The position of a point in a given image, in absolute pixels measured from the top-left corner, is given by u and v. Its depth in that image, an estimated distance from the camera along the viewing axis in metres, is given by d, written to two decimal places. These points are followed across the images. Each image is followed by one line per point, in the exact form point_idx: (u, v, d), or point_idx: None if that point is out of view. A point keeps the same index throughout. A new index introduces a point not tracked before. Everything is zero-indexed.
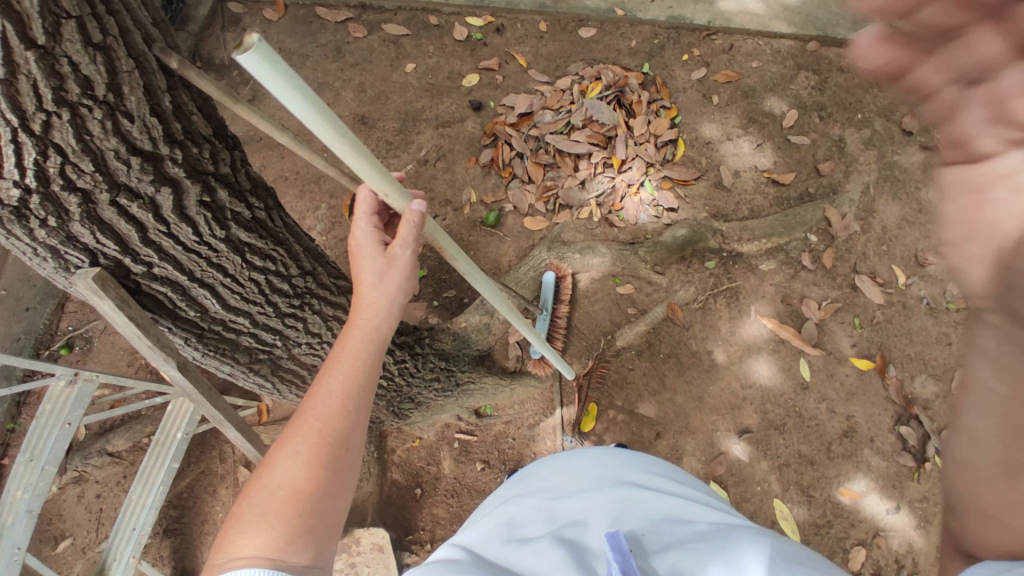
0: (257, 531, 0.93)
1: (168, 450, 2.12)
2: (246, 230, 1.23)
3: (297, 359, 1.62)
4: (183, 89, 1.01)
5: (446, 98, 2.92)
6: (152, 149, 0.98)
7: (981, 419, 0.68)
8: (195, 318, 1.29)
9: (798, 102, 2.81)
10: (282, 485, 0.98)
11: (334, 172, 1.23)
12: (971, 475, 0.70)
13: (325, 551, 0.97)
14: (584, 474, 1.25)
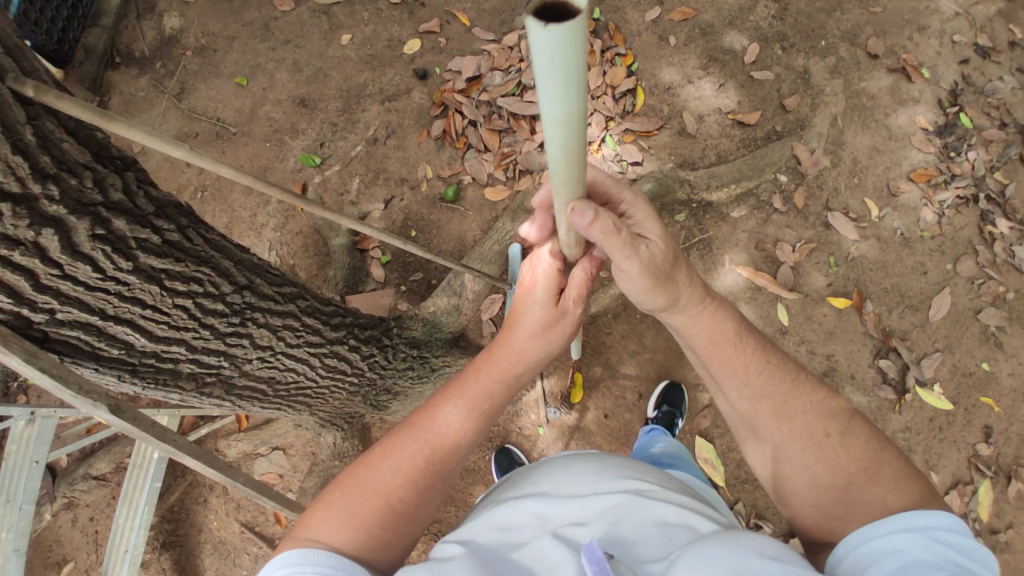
0: (336, 527, 1.09)
1: (147, 471, 2.05)
2: (159, 256, 1.14)
3: (250, 374, 1.56)
4: (48, 115, 0.89)
5: (388, 69, 2.74)
6: (21, 189, 0.87)
7: (745, 419, 1.23)
8: (121, 355, 1.23)
9: (758, 34, 2.66)
10: (376, 492, 1.15)
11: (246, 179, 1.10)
12: (760, 453, 1.23)
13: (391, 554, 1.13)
14: (579, 480, 1.17)
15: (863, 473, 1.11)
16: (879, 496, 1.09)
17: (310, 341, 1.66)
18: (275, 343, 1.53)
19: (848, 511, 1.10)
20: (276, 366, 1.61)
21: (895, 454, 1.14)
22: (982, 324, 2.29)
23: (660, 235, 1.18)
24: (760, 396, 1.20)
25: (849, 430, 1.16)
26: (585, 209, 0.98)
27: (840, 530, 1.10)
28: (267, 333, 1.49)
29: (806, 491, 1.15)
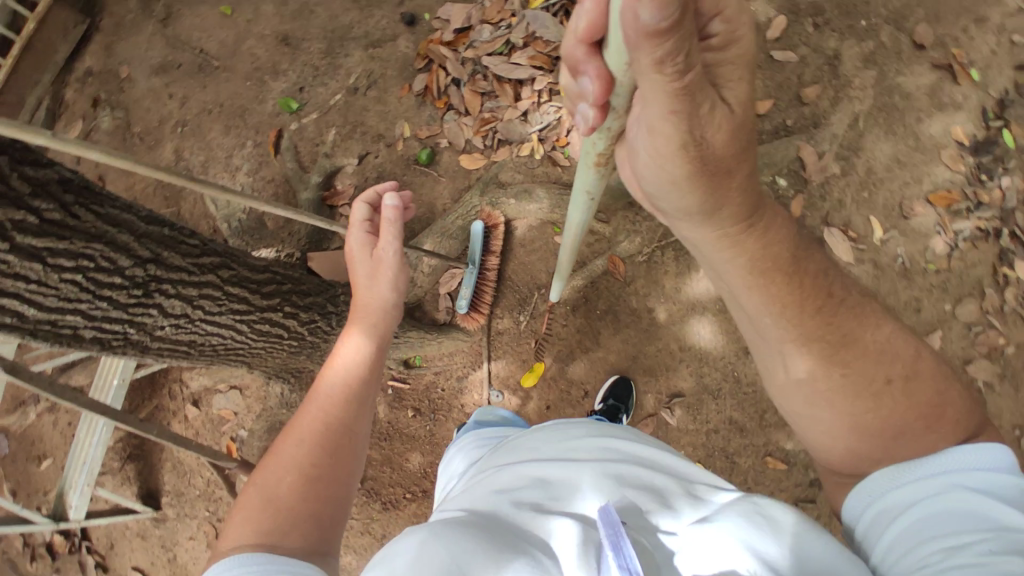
0: (258, 519, 1.03)
1: (107, 394, 2.21)
2: (39, 236, 1.17)
3: (164, 339, 1.62)
4: None
5: (377, 11, 2.56)
6: None
7: (781, 354, 1.10)
8: (12, 323, 1.27)
9: (790, 5, 2.33)
10: (288, 469, 1.12)
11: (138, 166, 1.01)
12: (789, 394, 1.11)
13: (329, 536, 1.07)
14: (575, 444, 1.08)
15: (921, 421, 1.02)
16: (933, 445, 1.00)
17: (235, 309, 1.70)
18: (189, 312, 1.58)
19: (889, 454, 1.01)
20: (194, 331, 1.66)
21: (958, 397, 1.06)
22: (970, 376, 2.09)
23: (745, 105, 0.95)
24: (809, 334, 1.06)
25: (914, 372, 1.06)
26: (670, 7, 0.71)
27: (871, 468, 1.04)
28: (179, 302, 1.53)
29: (842, 431, 1.06)
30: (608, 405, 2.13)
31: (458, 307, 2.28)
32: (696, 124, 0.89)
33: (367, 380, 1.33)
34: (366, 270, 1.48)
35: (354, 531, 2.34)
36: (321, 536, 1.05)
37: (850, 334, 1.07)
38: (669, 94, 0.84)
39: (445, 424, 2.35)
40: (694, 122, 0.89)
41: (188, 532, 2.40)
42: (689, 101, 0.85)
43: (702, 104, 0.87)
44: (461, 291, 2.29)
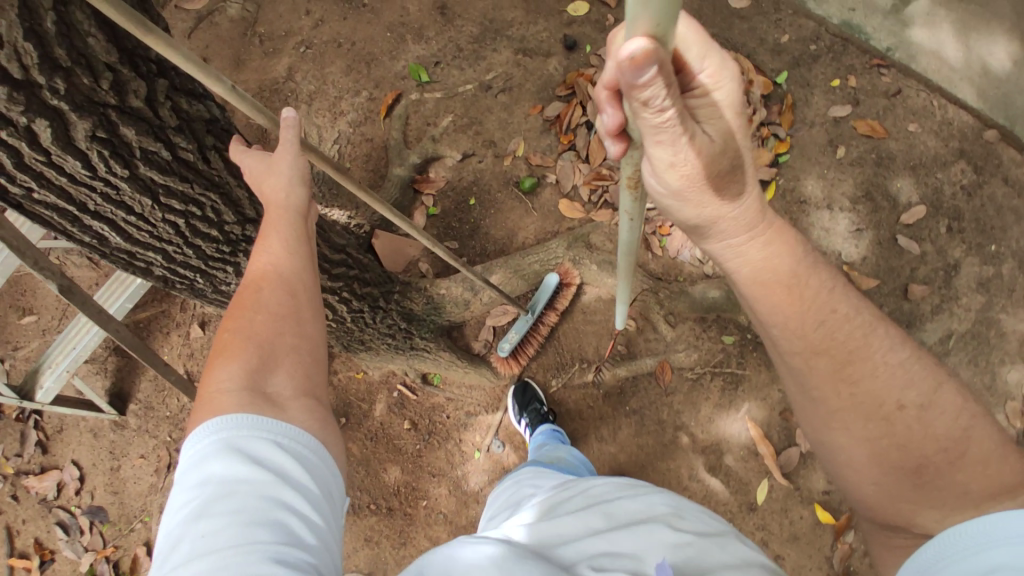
0: (238, 368, 0.94)
1: (125, 291, 2.03)
2: (163, 172, 1.05)
3: (222, 293, 1.50)
4: (82, 4, 0.79)
5: (542, 20, 2.44)
6: (24, 76, 0.78)
7: (792, 374, 1.04)
8: (91, 242, 1.15)
9: (934, 199, 2.25)
10: (260, 313, 0.99)
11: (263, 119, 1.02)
12: (808, 418, 1.04)
13: (315, 381, 1.00)
14: (648, 509, 1.01)
15: (944, 456, 0.92)
16: (960, 483, 0.90)
17: None
18: None
19: (922, 497, 0.91)
20: None
21: (985, 427, 0.94)
22: None
23: (728, 126, 0.93)
24: (819, 351, 0.98)
25: (933, 400, 0.95)
26: (646, 66, 0.70)
27: (905, 512, 0.93)
28: None
29: (865, 471, 0.97)
30: None
31: (500, 349, 2.21)
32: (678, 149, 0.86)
33: (309, 244, 1.09)
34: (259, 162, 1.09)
35: None
36: (310, 381, 0.99)
37: (851, 355, 0.98)
38: (651, 128, 0.81)
39: (435, 450, 2.28)
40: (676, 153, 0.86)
41: (140, 449, 2.33)
42: (670, 137, 0.82)
43: (685, 135, 0.83)
44: (508, 334, 2.22)
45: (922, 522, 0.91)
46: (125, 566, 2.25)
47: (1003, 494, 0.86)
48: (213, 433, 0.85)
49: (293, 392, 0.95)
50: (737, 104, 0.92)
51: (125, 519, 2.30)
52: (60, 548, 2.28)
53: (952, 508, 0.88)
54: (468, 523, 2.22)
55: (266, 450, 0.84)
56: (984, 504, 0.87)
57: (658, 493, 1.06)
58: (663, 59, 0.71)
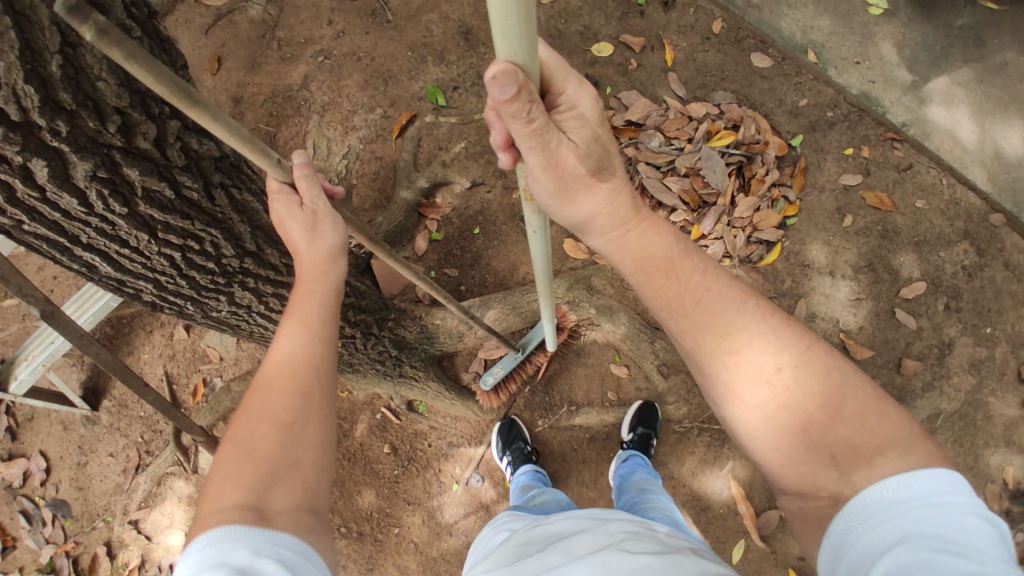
0: (233, 481, 0.87)
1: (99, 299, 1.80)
2: (163, 210, 1.02)
3: (211, 319, 1.46)
4: (94, 47, 0.77)
5: (564, 55, 2.42)
6: (23, 118, 0.74)
7: (687, 354, 1.08)
8: (80, 270, 1.11)
9: (934, 275, 2.25)
10: (263, 417, 0.93)
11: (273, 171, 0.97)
12: (711, 397, 1.07)
13: (315, 493, 0.91)
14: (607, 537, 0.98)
15: (823, 412, 0.94)
16: (844, 436, 0.91)
17: None
18: (254, 305, 1.44)
19: (813, 455, 0.92)
20: (246, 319, 1.52)
21: (858, 379, 0.97)
22: None
23: (595, 130, 0.93)
24: (701, 325, 1.04)
25: (803, 360, 0.99)
26: (508, 85, 0.72)
27: (806, 475, 0.92)
28: (251, 296, 1.40)
29: (759, 433, 0.98)
30: (641, 435, 2.13)
31: (483, 381, 2.19)
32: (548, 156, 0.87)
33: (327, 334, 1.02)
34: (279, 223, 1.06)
35: None
36: (311, 493, 0.91)
37: (728, 326, 1.03)
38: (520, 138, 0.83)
39: (412, 478, 2.25)
40: (547, 157, 0.89)
41: (110, 447, 2.26)
42: (538, 143, 0.84)
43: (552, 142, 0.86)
44: (493, 368, 2.20)
45: (821, 482, 0.90)
46: (83, 564, 2.19)
47: (888, 448, 0.88)
48: (204, 550, 0.79)
49: (288, 504, 0.87)
50: (597, 113, 0.93)
51: (88, 516, 2.23)
52: (23, 535, 2.23)
53: (848, 468, 0.89)
54: (439, 555, 2.19)
55: (248, 561, 0.78)
56: (873, 459, 0.88)
57: (615, 523, 1.04)
58: (524, 81, 0.74)
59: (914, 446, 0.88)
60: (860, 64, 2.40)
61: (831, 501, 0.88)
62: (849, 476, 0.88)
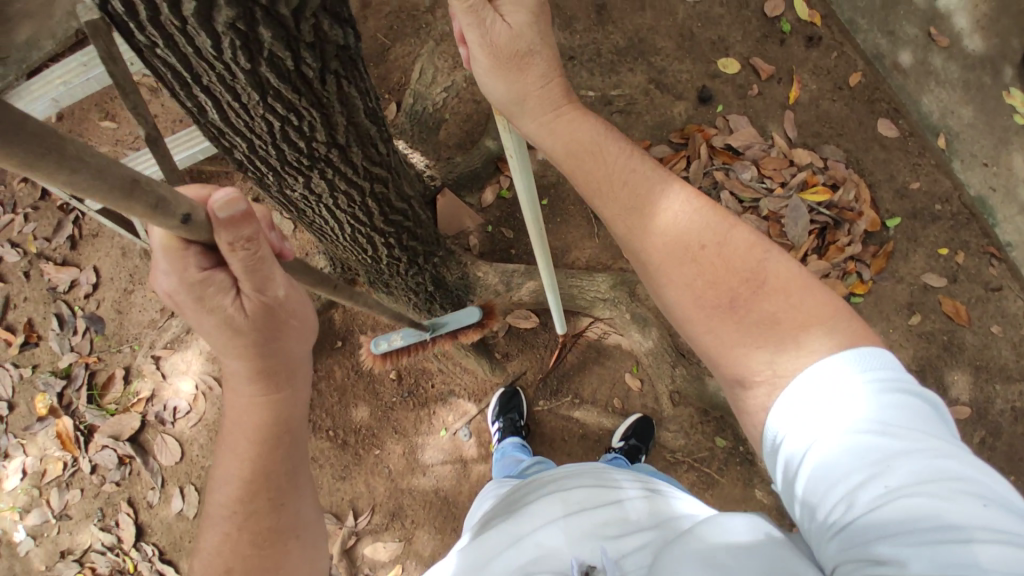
0: None
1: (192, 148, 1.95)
2: (279, 78, 1.07)
3: (283, 195, 1.53)
4: None
5: (689, 59, 2.35)
6: None
7: (631, 251, 1.11)
8: (191, 108, 1.18)
9: (981, 405, 2.14)
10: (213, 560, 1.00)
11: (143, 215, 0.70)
12: (653, 291, 1.10)
13: None
14: (570, 498, 1.11)
15: (746, 288, 0.99)
16: (767, 309, 0.97)
17: (355, 216, 1.64)
18: (324, 196, 1.49)
19: (742, 330, 0.98)
20: (313, 207, 1.58)
21: (779, 257, 1.02)
22: None
23: (530, 17, 1.04)
24: (639, 204, 1.08)
25: (727, 239, 1.04)
26: None
27: (739, 358, 0.97)
28: (325, 186, 1.45)
29: (694, 318, 1.02)
30: (631, 445, 2.14)
31: (374, 347, 1.95)
32: (486, 33, 1.02)
33: (273, 481, 1.00)
34: (187, 300, 0.87)
35: None
36: None
37: (658, 206, 1.07)
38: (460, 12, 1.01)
39: (407, 410, 2.33)
40: (483, 33, 1.03)
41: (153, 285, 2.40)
42: (476, 18, 1.01)
43: (490, 18, 1.02)
44: (392, 337, 1.97)
45: (753, 364, 0.95)
46: (98, 380, 2.36)
47: (809, 322, 0.94)
48: None
49: None
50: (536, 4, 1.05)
51: (116, 339, 2.39)
52: (48, 337, 2.41)
53: (781, 349, 0.93)
54: (407, 489, 2.28)
55: None
56: (799, 338, 0.93)
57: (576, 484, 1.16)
58: None
59: (845, 322, 0.94)
60: (987, 166, 2.25)
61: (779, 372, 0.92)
62: (779, 356, 0.93)
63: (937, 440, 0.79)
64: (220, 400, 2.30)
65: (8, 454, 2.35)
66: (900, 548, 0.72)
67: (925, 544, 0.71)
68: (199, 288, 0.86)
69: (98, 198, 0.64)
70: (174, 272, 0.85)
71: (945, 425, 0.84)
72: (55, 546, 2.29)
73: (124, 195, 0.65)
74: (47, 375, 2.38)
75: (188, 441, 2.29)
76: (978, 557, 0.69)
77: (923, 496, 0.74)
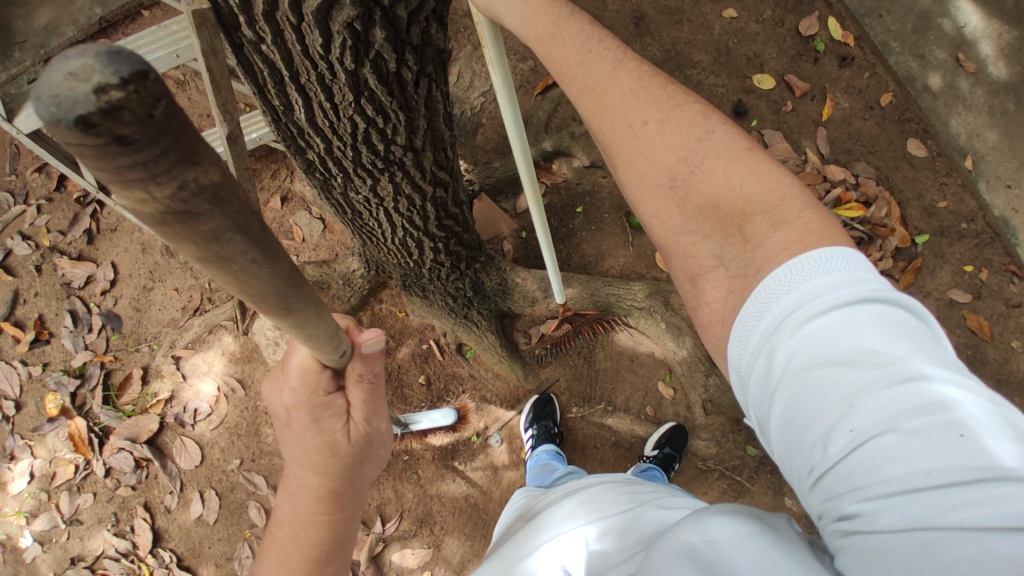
0: None
1: None
2: (378, 79, 1.08)
3: (344, 198, 1.50)
4: None
5: (725, 74, 2.38)
6: None
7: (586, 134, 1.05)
8: (276, 108, 1.17)
9: None
10: None
11: (320, 350, 0.88)
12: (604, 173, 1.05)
13: None
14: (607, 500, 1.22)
15: (689, 168, 0.93)
16: (712, 190, 0.91)
17: (410, 221, 1.61)
18: (387, 200, 1.47)
19: (687, 216, 0.93)
20: (372, 211, 1.55)
21: (725, 135, 0.93)
22: None
23: None
24: (583, 88, 1.00)
25: (671, 116, 0.96)
26: None
27: (687, 248, 0.93)
28: (391, 191, 1.43)
29: (641, 203, 0.98)
30: (667, 452, 2.14)
31: None
32: None
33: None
34: (306, 416, 1.01)
35: None
36: None
37: (604, 86, 0.98)
38: None
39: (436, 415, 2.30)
40: None
41: (176, 283, 2.33)
42: None
43: None
44: None
45: (700, 254, 0.92)
46: (114, 380, 2.27)
47: (756, 203, 0.88)
48: None
49: None
50: None
51: (134, 338, 2.31)
52: (63, 335, 2.32)
53: (726, 239, 0.89)
54: (436, 495, 2.24)
55: None
56: (744, 228, 0.88)
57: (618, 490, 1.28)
58: None
59: (796, 214, 0.86)
60: (1011, 188, 2.32)
61: (740, 273, 0.86)
62: (727, 248, 0.89)
63: (913, 364, 0.69)
64: (243, 402, 2.22)
65: (15, 456, 2.25)
66: (871, 501, 0.65)
67: (900, 492, 0.63)
68: (319, 408, 1.00)
69: (312, 339, 0.82)
70: (305, 389, 0.99)
71: (927, 337, 0.74)
72: (65, 552, 2.18)
73: (328, 340, 0.84)
74: (60, 375, 2.28)
75: (208, 446, 2.20)
76: (958, 505, 0.61)
77: (899, 436, 0.65)
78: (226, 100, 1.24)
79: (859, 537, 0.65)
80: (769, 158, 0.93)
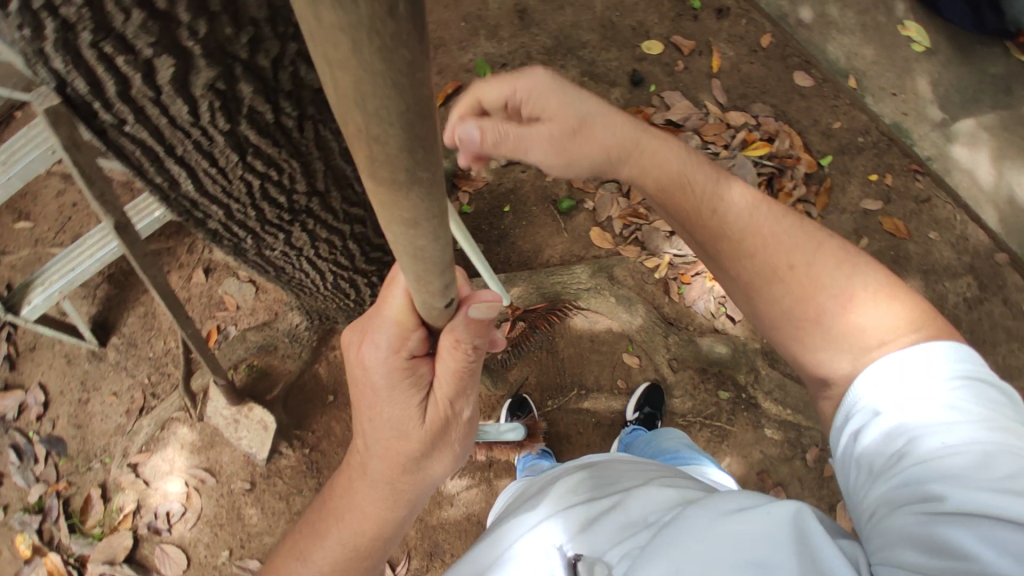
0: None
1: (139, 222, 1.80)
2: (259, 133, 1.04)
3: (261, 257, 1.46)
4: None
5: (615, 48, 2.44)
6: (168, 10, 0.75)
7: (722, 272, 1.23)
8: (161, 184, 1.12)
9: (939, 303, 2.31)
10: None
11: (413, 277, 0.72)
12: (743, 299, 1.21)
13: None
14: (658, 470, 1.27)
15: (835, 303, 1.07)
16: (857, 321, 1.05)
17: (336, 263, 1.59)
18: (306, 248, 1.45)
19: (835, 339, 1.06)
20: (294, 262, 1.52)
21: (868, 273, 1.09)
22: None
23: (557, 88, 1.19)
24: (724, 235, 1.18)
25: (816, 256, 1.12)
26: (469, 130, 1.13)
27: (826, 361, 1.07)
28: (307, 238, 1.41)
29: (788, 328, 1.12)
30: (647, 411, 2.20)
31: None
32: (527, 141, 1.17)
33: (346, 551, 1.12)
34: (381, 381, 1.02)
35: (271, 493, 2.15)
36: None
37: (745, 233, 1.17)
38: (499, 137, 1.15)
39: None
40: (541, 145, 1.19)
41: (114, 387, 2.22)
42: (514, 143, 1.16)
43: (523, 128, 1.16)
44: None
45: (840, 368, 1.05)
46: (74, 506, 2.14)
47: (902, 328, 1.02)
48: None
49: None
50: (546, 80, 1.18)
51: (84, 456, 2.18)
52: (10, 472, 2.17)
53: (864, 353, 1.02)
54: (437, 524, 2.22)
55: None
56: (888, 344, 1.00)
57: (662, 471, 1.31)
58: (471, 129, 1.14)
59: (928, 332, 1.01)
60: (895, 95, 2.50)
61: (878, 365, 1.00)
62: (861, 361, 1.02)
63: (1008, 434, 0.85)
64: (216, 489, 2.14)
65: None
66: (945, 487, 0.80)
67: (979, 488, 0.77)
68: (402, 372, 1.01)
69: (422, 263, 0.68)
70: (388, 352, 0.99)
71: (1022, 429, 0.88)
72: None
73: (439, 273, 0.72)
74: (21, 514, 2.14)
75: (191, 544, 2.11)
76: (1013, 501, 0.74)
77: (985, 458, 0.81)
78: (104, 190, 1.23)
79: (934, 515, 0.78)
80: (907, 291, 1.09)
